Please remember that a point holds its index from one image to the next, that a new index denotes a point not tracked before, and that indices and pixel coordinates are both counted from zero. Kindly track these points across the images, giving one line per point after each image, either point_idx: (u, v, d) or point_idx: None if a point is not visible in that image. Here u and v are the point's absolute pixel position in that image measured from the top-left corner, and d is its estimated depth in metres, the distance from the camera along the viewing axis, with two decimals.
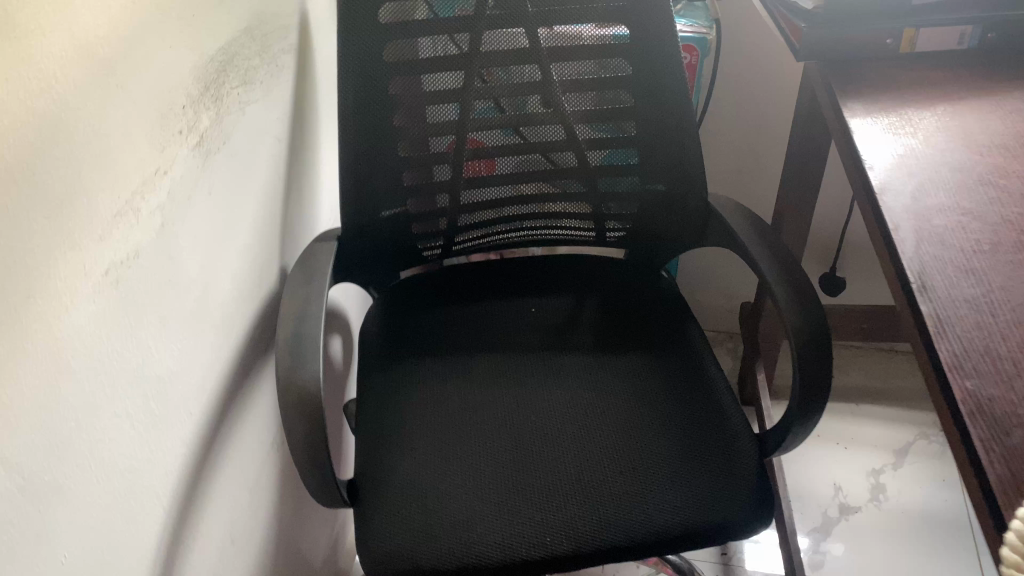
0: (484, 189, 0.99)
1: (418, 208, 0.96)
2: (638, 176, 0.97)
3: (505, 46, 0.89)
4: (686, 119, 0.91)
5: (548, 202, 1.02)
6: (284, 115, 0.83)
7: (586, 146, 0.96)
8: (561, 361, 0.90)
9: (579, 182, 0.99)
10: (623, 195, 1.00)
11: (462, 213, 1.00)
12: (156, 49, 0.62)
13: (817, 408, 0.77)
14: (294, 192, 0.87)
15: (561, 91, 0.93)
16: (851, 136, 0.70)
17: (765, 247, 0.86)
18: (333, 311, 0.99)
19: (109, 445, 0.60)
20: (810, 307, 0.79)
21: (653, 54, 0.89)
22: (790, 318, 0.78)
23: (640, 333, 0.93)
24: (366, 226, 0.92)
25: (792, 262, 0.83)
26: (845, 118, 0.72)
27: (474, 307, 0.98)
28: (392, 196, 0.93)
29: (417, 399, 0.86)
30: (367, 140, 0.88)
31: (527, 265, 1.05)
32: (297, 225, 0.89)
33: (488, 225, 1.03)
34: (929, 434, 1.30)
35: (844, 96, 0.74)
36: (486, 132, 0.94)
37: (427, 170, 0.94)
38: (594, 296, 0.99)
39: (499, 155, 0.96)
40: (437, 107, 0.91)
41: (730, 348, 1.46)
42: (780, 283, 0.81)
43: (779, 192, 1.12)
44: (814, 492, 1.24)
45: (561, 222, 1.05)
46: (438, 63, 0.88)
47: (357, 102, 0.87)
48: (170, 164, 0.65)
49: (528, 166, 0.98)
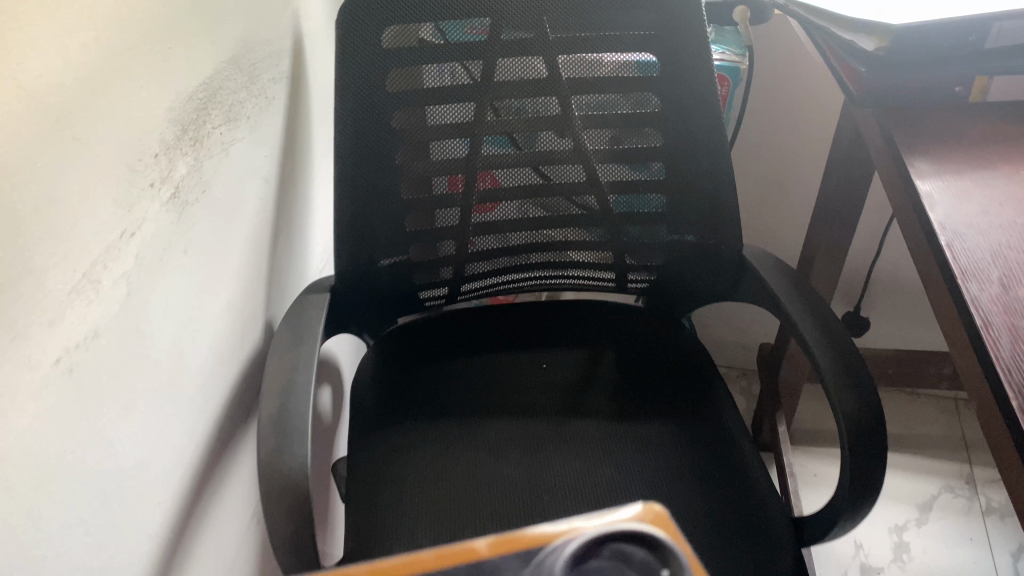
0: (493, 236, 0.90)
1: (422, 255, 0.88)
2: (663, 220, 0.89)
3: (521, 75, 0.81)
4: (719, 162, 0.83)
5: (562, 249, 0.93)
6: (273, 152, 0.74)
7: (609, 189, 0.87)
8: (576, 429, 0.81)
9: (597, 227, 0.91)
10: (646, 241, 0.91)
11: (469, 261, 0.91)
12: (123, 92, 0.53)
13: (869, 498, 0.69)
14: (283, 238, 0.78)
15: (582, 127, 0.84)
16: (920, 202, 0.61)
17: (808, 312, 0.78)
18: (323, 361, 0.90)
19: (56, 564, 0.51)
20: (860, 390, 0.70)
21: (685, 90, 0.81)
22: (839, 401, 0.70)
23: (662, 394, 0.85)
24: (361, 272, 0.83)
25: (839, 332, 0.75)
26: (912, 179, 0.63)
27: (479, 362, 0.89)
28: (392, 240, 0.84)
29: (415, 471, 0.77)
30: (366, 180, 0.79)
31: (537, 313, 0.96)
32: (285, 275, 0.79)
33: (497, 272, 0.95)
34: (954, 488, 1.22)
35: (909, 152, 0.66)
36: (499, 172, 0.85)
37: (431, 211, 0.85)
38: (611, 350, 0.90)
39: (511, 197, 0.87)
40: (443, 142, 0.82)
41: (743, 387, 1.38)
42: (826, 359, 0.73)
43: (811, 233, 1.03)
44: (834, 550, 1.16)
45: (577, 270, 0.96)
46: (447, 93, 0.80)
47: (355, 137, 0.77)
48: (139, 224, 0.56)
49: (542, 208, 0.89)
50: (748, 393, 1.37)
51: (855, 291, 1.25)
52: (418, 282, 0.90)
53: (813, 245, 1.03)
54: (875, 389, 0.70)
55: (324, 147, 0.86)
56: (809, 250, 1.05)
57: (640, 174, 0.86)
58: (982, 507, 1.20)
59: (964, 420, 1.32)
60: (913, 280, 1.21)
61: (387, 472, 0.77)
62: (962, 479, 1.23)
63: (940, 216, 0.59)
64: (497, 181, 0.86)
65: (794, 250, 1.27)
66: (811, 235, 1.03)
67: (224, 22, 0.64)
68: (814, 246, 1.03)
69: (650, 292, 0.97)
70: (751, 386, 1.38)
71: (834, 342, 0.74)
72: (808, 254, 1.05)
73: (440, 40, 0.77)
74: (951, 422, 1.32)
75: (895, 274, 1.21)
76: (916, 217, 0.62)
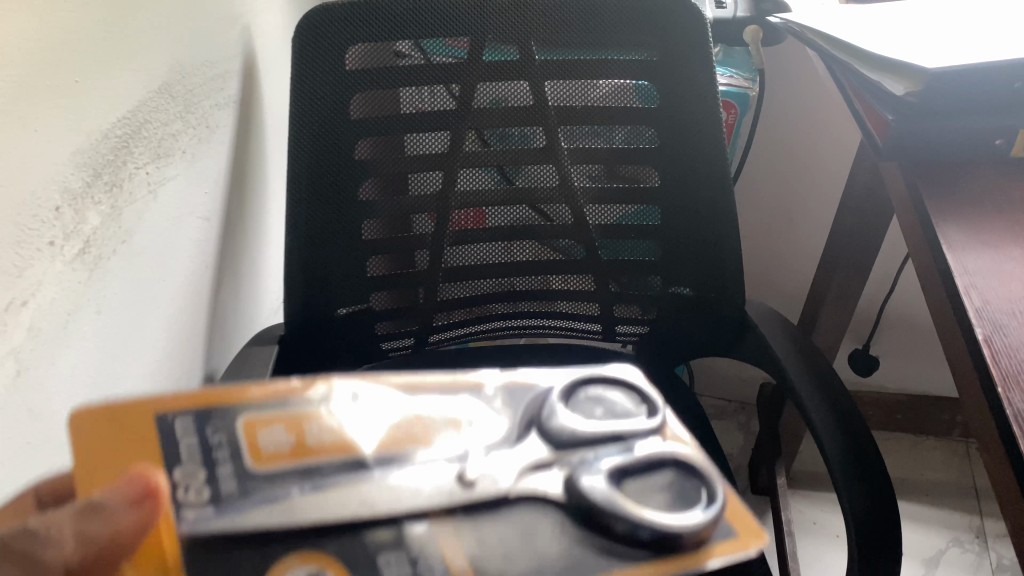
0: (474, 282, 0.81)
1: (387, 301, 0.79)
2: (656, 266, 0.80)
3: (502, 102, 0.72)
4: (722, 206, 0.74)
5: (545, 298, 0.85)
6: (214, 188, 0.65)
7: (596, 236, 0.79)
8: None
9: (583, 275, 0.82)
10: (638, 292, 0.82)
11: (440, 311, 0.82)
12: (18, 138, 0.45)
13: None
14: (224, 283, 0.70)
15: (569, 162, 0.75)
16: (956, 278, 0.52)
17: (814, 384, 0.69)
18: None
19: None
20: (873, 485, 0.61)
21: (686, 126, 0.72)
22: (847, 496, 0.61)
23: None
24: (315, 318, 0.74)
25: (852, 415, 0.66)
26: (943, 249, 0.54)
27: None
28: (353, 284, 0.75)
29: None
30: (323, 220, 0.71)
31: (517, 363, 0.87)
32: (225, 323, 0.71)
33: (470, 321, 0.86)
34: (964, 542, 1.13)
35: (939, 215, 0.57)
36: (476, 210, 0.77)
37: (399, 253, 0.76)
38: None
39: (489, 239, 0.79)
40: (415, 175, 0.73)
41: (741, 423, 1.29)
42: (835, 446, 0.64)
43: (823, 274, 0.94)
44: None
45: (558, 321, 0.87)
46: (422, 120, 0.71)
47: (311, 170, 0.69)
48: (34, 290, 0.47)
49: (523, 250, 0.80)
50: (746, 430, 1.28)
51: (864, 328, 1.17)
52: (379, 332, 0.81)
53: (823, 289, 0.94)
54: (891, 489, 0.61)
55: (276, 176, 0.78)
56: (819, 292, 0.96)
57: (641, 220, 0.78)
58: (993, 564, 1.10)
59: (975, 468, 1.23)
60: (927, 320, 1.13)
61: None
62: (972, 533, 1.14)
63: (977, 301, 0.50)
64: (473, 221, 0.77)
65: (804, 279, 1.19)
66: (823, 278, 0.94)
67: (153, 41, 0.56)
68: (824, 288, 0.94)
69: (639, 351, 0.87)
70: (749, 421, 1.29)
71: (846, 426, 0.65)
72: (817, 297, 0.96)
73: (421, 57, 0.70)
74: (962, 469, 1.23)
75: (908, 313, 1.13)
76: (945, 296, 0.53)
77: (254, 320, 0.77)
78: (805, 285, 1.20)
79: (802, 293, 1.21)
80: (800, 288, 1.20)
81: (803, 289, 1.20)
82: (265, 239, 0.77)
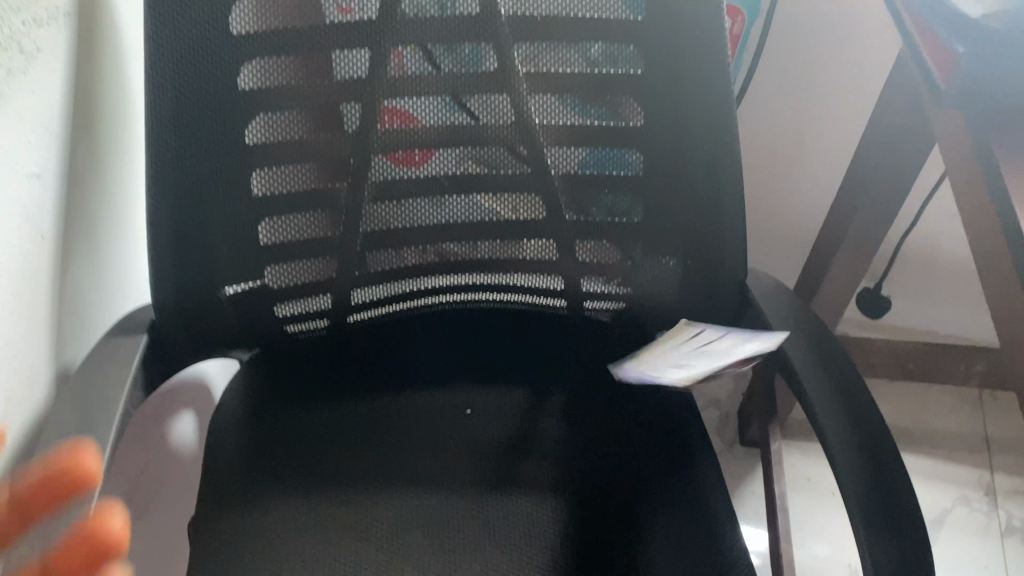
0: (375, 287, 0.62)
1: (287, 276, 0.58)
2: (640, 242, 0.59)
3: (443, 8, 0.50)
4: (736, 151, 0.53)
5: (488, 291, 0.66)
6: (44, 134, 0.49)
7: (569, 201, 0.58)
8: (500, 515, 0.60)
9: (545, 237, 0.60)
10: (610, 265, 0.61)
11: (353, 312, 0.64)
12: None
13: None
14: (76, 255, 0.56)
15: (526, 90, 0.53)
16: None
17: (818, 368, 0.53)
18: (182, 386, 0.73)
19: None
20: (903, 527, 0.46)
21: (684, 55, 0.50)
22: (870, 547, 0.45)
23: (626, 462, 0.63)
24: (193, 313, 0.55)
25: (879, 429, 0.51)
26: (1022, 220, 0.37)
27: (382, 405, 0.66)
28: (239, 267, 0.55)
29: (267, 567, 0.56)
30: (193, 181, 0.51)
31: (464, 335, 0.71)
32: (79, 307, 0.57)
33: (394, 297, 0.64)
34: (971, 501, 1.03)
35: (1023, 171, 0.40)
36: (412, 137, 0.55)
37: (321, 169, 0.54)
38: (560, 393, 0.68)
39: (417, 194, 0.57)
40: (329, 107, 0.52)
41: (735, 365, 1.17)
42: (849, 464, 0.48)
43: (841, 218, 0.79)
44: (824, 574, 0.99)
45: (510, 294, 0.66)
46: (333, 34, 0.49)
47: (162, 105, 0.48)
48: None
49: (459, 207, 0.59)
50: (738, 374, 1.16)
51: (876, 265, 1.04)
52: (280, 316, 0.60)
53: (836, 236, 0.80)
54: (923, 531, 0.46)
55: (138, 109, 0.61)
56: (830, 239, 0.81)
57: (611, 169, 0.56)
58: (1002, 525, 1.00)
59: (986, 417, 1.11)
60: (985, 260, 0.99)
61: None
62: (982, 491, 1.04)
63: None
64: (402, 159, 0.55)
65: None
66: (837, 224, 0.80)
67: None
68: (836, 234, 0.79)
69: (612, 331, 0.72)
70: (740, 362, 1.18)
71: (865, 440, 0.49)
72: (828, 242, 0.82)
73: None
74: (973, 419, 1.12)
75: (929, 248, 0.99)
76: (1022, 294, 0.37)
77: (123, 292, 0.63)
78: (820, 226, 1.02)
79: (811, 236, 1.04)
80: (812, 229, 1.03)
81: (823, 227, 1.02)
82: (136, 190, 0.63)
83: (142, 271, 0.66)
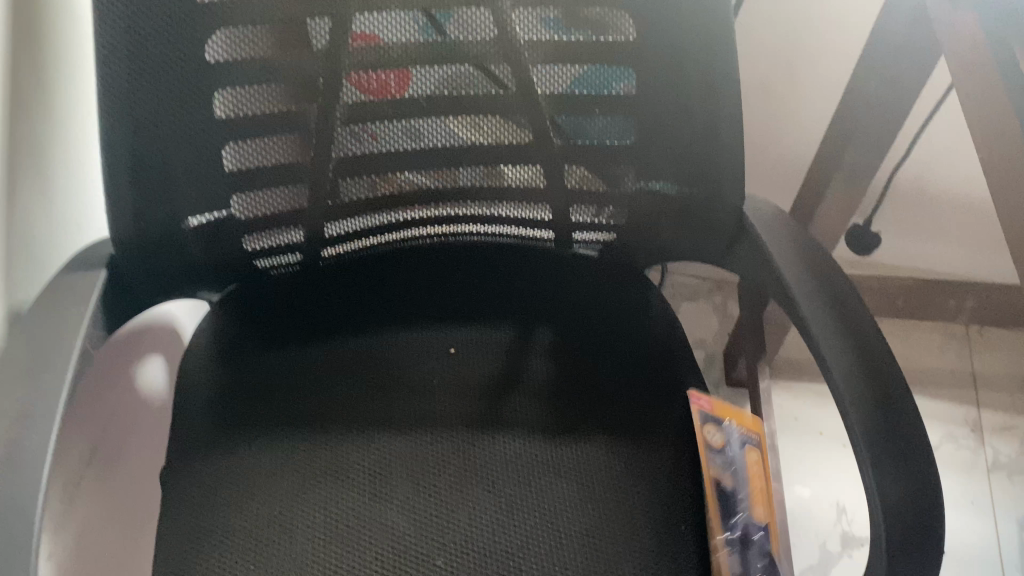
0: (350, 219, 0.59)
1: (256, 207, 0.54)
2: (632, 167, 0.56)
3: None
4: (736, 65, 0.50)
5: (471, 223, 0.63)
6: None
7: (556, 124, 0.54)
8: (487, 453, 0.58)
9: (530, 163, 0.56)
10: (600, 193, 0.58)
11: (328, 246, 0.60)
12: None
13: None
14: (23, 185, 0.51)
15: (510, 4, 0.49)
16: None
17: (821, 296, 0.50)
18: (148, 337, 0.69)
19: None
20: (910, 461, 0.44)
21: None
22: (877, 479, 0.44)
23: (617, 399, 0.61)
24: (155, 246, 0.51)
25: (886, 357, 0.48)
26: None
27: (361, 343, 0.63)
28: (204, 197, 0.51)
29: (246, 511, 0.54)
30: (148, 101, 0.47)
31: (446, 269, 0.68)
32: (28, 241, 0.53)
33: (371, 230, 0.61)
34: (958, 438, 1.03)
35: None
36: (385, 56, 0.50)
37: (287, 91, 0.50)
38: (548, 329, 0.65)
39: (392, 117, 0.53)
40: (293, 22, 0.47)
41: (720, 304, 1.15)
42: (855, 395, 0.46)
43: (836, 146, 0.76)
44: (813, 515, 1.00)
45: (493, 226, 0.63)
46: None
47: (109, 16, 0.44)
48: None
49: (436, 132, 0.54)
50: (723, 314, 1.14)
51: (867, 201, 1.02)
52: (251, 251, 0.57)
53: (829, 165, 0.77)
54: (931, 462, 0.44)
55: (86, 27, 0.56)
56: (824, 168, 0.79)
57: (602, 89, 0.52)
58: (988, 462, 1.01)
59: (974, 353, 1.11)
60: (977, 191, 0.97)
61: (210, 531, 0.53)
62: (968, 428, 1.04)
63: None
64: (374, 87, 0.51)
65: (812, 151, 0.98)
66: (831, 152, 0.77)
67: None
68: (830, 163, 0.77)
69: (599, 263, 0.69)
70: (725, 302, 1.16)
71: (869, 370, 0.47)
72: (821, 172, 0.79)
73: None
74: (960, 355, 1.11)
75: (922, 182, 0.97)
76: None
77: (78, 228, 0.59)
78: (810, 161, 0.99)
79: (800, 171, 1.01)
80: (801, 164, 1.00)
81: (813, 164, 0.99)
82: (88, 116, 0.58)
83: (99, 207, 0.62)
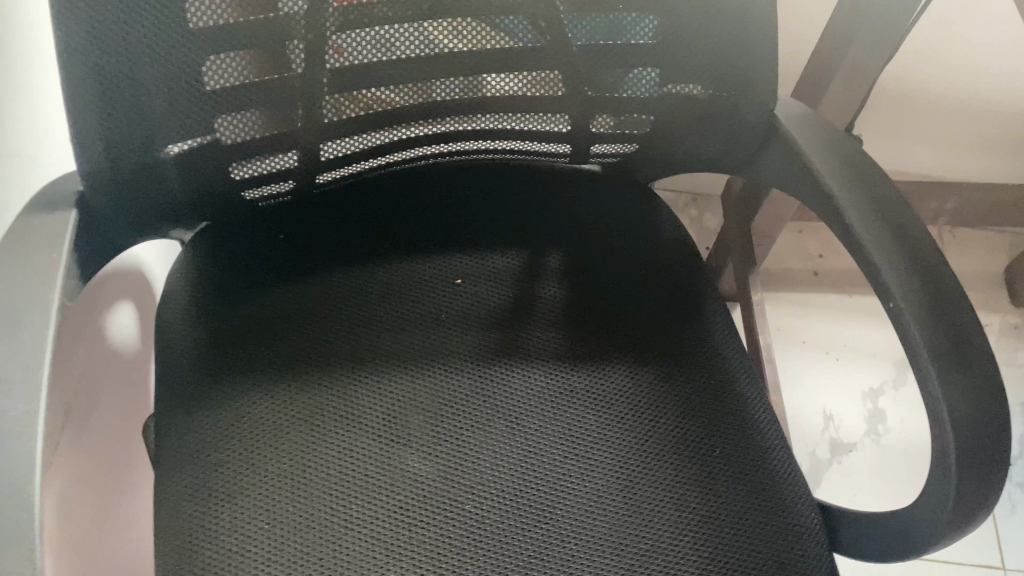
0: (347, 140, 0.53)
1: (242, 130, 0.48)
2: (657, 68, 0.51)
3: None
4: None
5: (474, 141, 0.57)
6: None
7: (572, 24, 0.49)
8: (508, 385, 0.54)
9: (545, 69, 0.51)
10: (618, 99, 0.53)
11: (322, 171, 0.54)
12: None
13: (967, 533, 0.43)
14: None
15: None
16: None
17: (867, 200, 0.47)
18: (129, 283, 0.65)
19: None
20: (975, 372, 0.42)
21: None
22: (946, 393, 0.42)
23: (638, 322, 0.58)
24: (131, 178, 0.45)
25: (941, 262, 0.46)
26: None
27: (360, 275, 0.58)
28: (185, 119, 0.45)
29: (254, 463, 0.50)
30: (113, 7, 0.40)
31: (445, 192, 0.63)
32: None
33: (367, 152, 0.55)
34: None
35: None
36: None
37: None
38: (558, 253, 0.61)
39: (386, 22, 0.47)
40: None
41: (696, 218, 1.13)
42: (915, 304, 0.44)
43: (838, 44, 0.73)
44: (800, 423, 1.00)
45: (498, 142, 0.58)
46: None
47: None
48: None
49: (438, 39, 0.48)
50: (701, 227, 1.12)
51: None
52: (238, 180, 0.51)
53: (831, 62, 0.74)
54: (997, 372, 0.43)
55: None
56: (825, 67, 0.75)
57: None
58: None
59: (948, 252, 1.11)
60: (962, 87, 0.95)
61: (217, 494, 0.49)
62: None
63: None
64: None
65: (798, 52, 0.94)
66: (833, 49, 0.73)
67: None
68: (833, 60, 0.74)
69: (605, 182, 0.65)
70: (702, 216, 1.13)
71: (927, 276, 0.45)
72: (821, 71, 0.76)
73: None
74: None
75: (906, 81, 0.95)
76: None
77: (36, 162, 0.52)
78: (796, 64, 0.95)
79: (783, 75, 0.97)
80: (787, 67, 0.96)
81: (800, 66, 0.96)
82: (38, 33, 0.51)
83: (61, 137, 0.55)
